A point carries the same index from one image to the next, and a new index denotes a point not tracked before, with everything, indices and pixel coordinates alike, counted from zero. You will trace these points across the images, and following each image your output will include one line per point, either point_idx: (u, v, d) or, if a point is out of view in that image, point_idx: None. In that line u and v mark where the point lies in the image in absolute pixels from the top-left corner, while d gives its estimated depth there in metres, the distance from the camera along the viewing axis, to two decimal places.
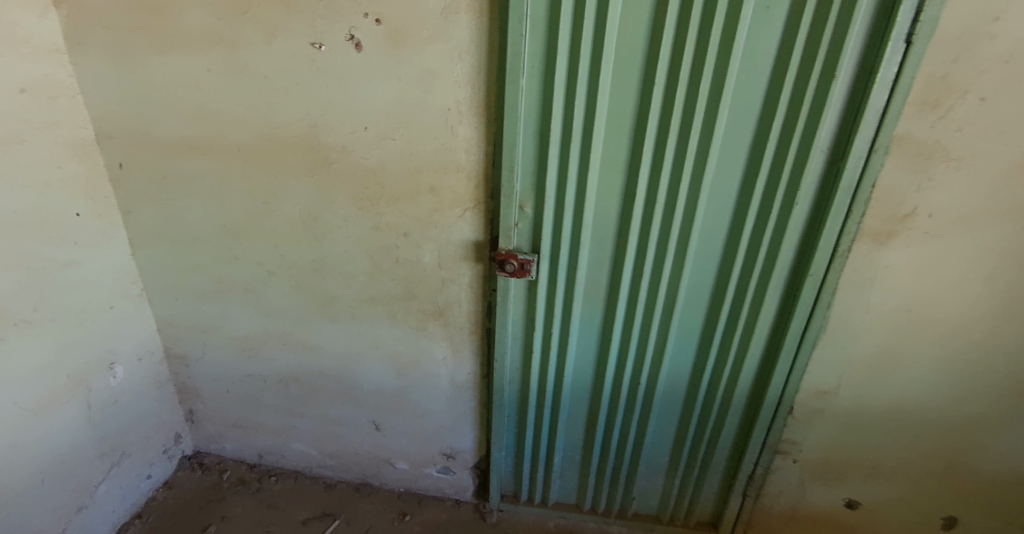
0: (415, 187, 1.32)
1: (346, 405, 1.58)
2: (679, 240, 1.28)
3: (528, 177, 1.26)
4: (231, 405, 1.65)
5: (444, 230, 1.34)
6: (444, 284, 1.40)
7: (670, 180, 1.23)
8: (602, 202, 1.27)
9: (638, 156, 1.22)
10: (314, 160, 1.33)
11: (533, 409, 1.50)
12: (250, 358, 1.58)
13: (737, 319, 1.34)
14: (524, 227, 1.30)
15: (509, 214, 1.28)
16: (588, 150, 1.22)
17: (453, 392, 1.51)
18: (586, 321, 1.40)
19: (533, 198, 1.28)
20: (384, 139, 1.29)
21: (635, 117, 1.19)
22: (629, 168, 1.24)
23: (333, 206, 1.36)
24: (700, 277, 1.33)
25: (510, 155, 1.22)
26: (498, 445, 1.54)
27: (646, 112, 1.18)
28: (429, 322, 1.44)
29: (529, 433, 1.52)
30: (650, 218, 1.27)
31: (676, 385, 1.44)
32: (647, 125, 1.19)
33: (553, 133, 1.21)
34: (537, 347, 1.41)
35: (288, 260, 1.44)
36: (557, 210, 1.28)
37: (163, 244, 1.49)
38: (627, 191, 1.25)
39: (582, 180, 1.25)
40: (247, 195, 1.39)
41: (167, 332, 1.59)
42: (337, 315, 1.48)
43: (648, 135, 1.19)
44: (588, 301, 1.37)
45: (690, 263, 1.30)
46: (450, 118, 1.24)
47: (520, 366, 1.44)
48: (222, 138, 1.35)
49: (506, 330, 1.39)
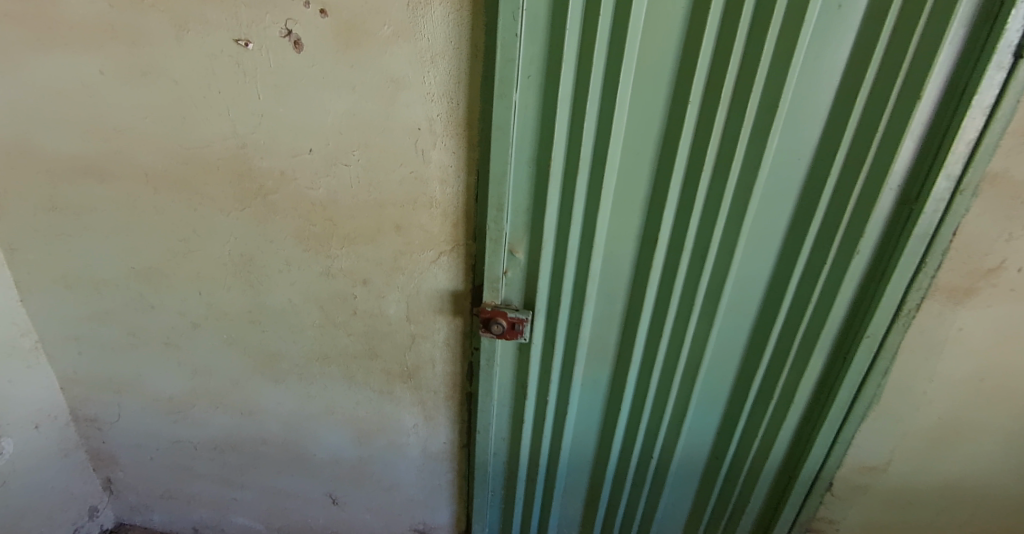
0: (376, 224, 1.03)
1: (297, 476, 1.31)
2: (707, 293, 1.04)
3: (522, 216, 0.98)
4: (158, 474, 1.37)
5: (413, 278, 1.07)
6: (414, 342, 1.13)
7: (699, 222, 0.98)
8: (612, 247, 1.01)
9: (662, 192, 0.96)
10: (245, 190, 1.04)
11: (523, 486, 1.23)
12: (177, 422, 1.29)
13: (772, 385, 1.11)
14: (514, 276, 1.03)
15: (496, 262, 1.00)
16: (598, 184, 0.95)
17: (425, 463, 1.25)
18: (589, 386, 1.14)
19: (526, 242, 1.00)
20: (335, 164, 1.00)
21: (659, 144, 0.94)
22: (649, 207, 0.98)
23: (273, 246, 1.07)
24: (729, 335, 1.09)
25: (499, 190, 0.95)
26: (480, 524, 1.29)
27: (674, 137, 0.92)
28: (396, 384, 1.17)
29: (517, 511, 1.27)
30: (674, 267, 1.01)
31: (695, 458, 1.20)
32: (674, 155, 0.93)
33: (554, 162, 0.93)
34: (529, 418, 1.15)
35: (218, 311, 1.15)
36: (556, 257, 1.01)
37: (58, 289, 1.18)
38: (646, 234, 1.00)
39: (590, 220, 0.98)
40: (162, 232, 1.09)
41: (72, 392, 1.29)
42: (282, 375, 1.20)
43: (676, 166, 0.94)
44: (592, 362, 1.12)
45: (718, 320, 1.06)
46: (420, 139, 0.97)
47: (507, 436, 1.18)
48: (126, 160, 1.05)
49: (490, 399, 1.12)
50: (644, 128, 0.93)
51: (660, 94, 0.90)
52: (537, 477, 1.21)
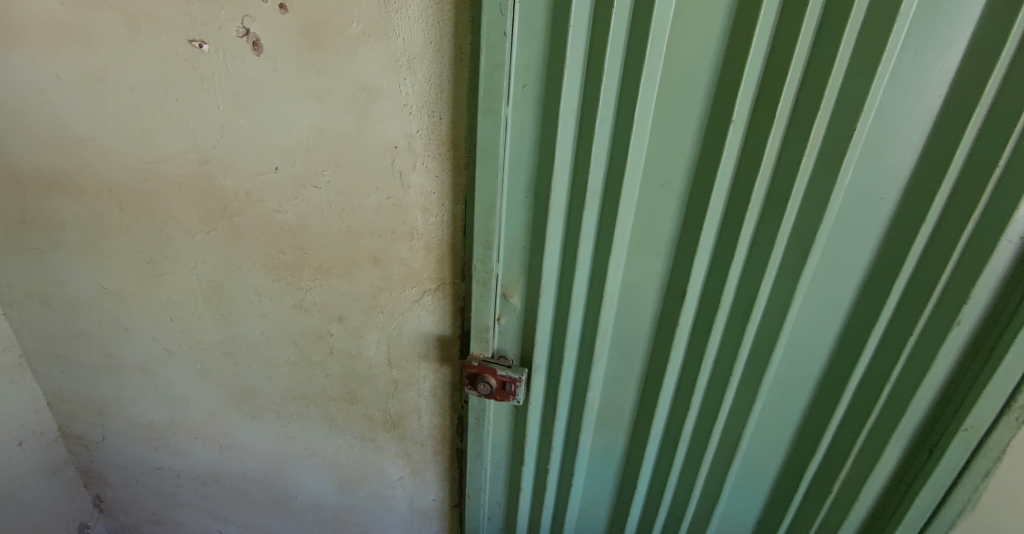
0: (351, 257, 0.89)
1: (280, 515, 1.21)
2: (750, 362, 0.82)
3: (517, 256, 0.81)
4: (144, 498, 1.30)
5: (394, 318, 0.91)
6: (397, 390, 0.97)
7: (741, 275, 0.76)
8: (629, 298, 0.81)
9: (693, 234, 0.75)
10: (210, 210, 0.92)
11: None
12: (159, 449, 1.21)
13: (831, 479, 0.87)
14: (509, 325, 0.85)
15: (485, 310, 0.83)
16: (611, 221, 0.76)
17: (413, 517, 1.12)
18: (599, 457, 0.95)
19: (522, 287, 0.82)
20: (304, 185, 0.86)
21: (691, 174, 0.73)
22: (676, 252, 0.77)
23: (242, 274, 0.95)
24: (776, 413, 0.86)
25: (487, 224, 0.77)
26: None
27: (712, 165, 0.71)
28: (379, 432, 1.03)
29: None
30: (707, 328, 0.80)
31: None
32: (711, 188, 0.72)
33: (555, 193, 0.75)
34: (527, 487, 0.97)
35: (191, 339, 1.04)
36: (559, 307, 0.83)
37: (35, 305, 1.11)
38: (671, 286, 0.79)
39: (600, 265, 0.79)
40: (129, 252, 1.00)
41: (59, 409, 1.23)
42: (259, 412, 1.08)
43: (713, 202, 0.73)
44: (603, 430, 0.92)
45: (762, 397, 0.84)
46: (397, 159, 0.80)
47: (503, 503, 1.01)
48: (89, 174, 0.95)
49: (481, 463, 0.96)
50: (672, 153, 0.72)
51: (694, 110, 0.70)
52: None
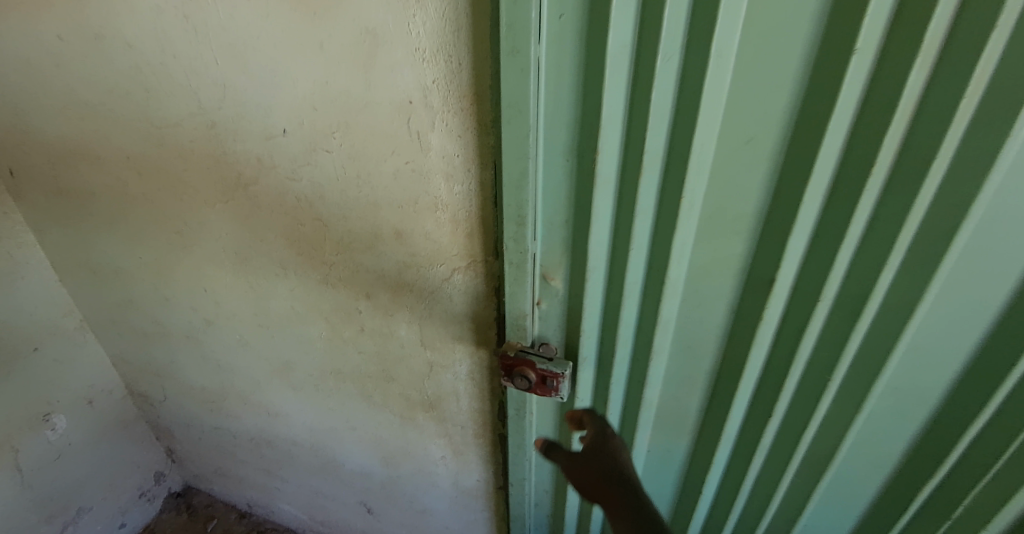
0: (372, 229, 0.78)
1: (330, 481, 1.20)
2: (856, 368, 0.65)
3: (559, 233, 0.66)
4: (209, 454, 1.34)
5: (424, 298, 0.81)
6: (432, 372, 0.88)
7: (854, 261, 0.58)
8: (697, 286, 0.66)
9: (787, 210, 0.57)
10: (224, 179, 0.84)
11: None
12: (214, 412, 1.22)
13: (945, 509, 0.69)
14: (550, 310, 0.73)
15: (521, 295, 0.70)
16: (676, 192, 0.59)
17: (458, 496, 1.06)
18: (658, 456, 0.83)
19: (566, 268, 0.69)
20: (315, 149, 0.74)
21: (789, 131, 0.54)
22: (762, 232, 0.60)
23: (264, 247, 0.88)
24: (882, 424, 0.69)
25: (518, 198, 0.63)
26: None
27: (820, 118, 0.52)
28: (418, 413, 0.95)
29: None
30: (802, 325, 0.63)
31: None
32: (816, 148, 0.53)
33: (603, 157, 0.59)
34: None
35: (227, 311, 1.00)
36: (610, 292, 0.69)
37: (84, 273, 1.10)
38: (753, 273, 0.62)
39: (661, 245, 0.63)
40: (156, 222, 0.95)
41: (124, 369, 1.27)
42: (299, 385, 1.04)
43: (818, 167, 0.54)
44: (662, 429, 0.80)
45: (869, 405, 0.67)
46: (413, 118, 0.67)
47: (550, 490, 0.93)
48: (107, 142, 0.89)
49: (524, 454, 0.86)
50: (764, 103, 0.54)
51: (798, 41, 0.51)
52: None
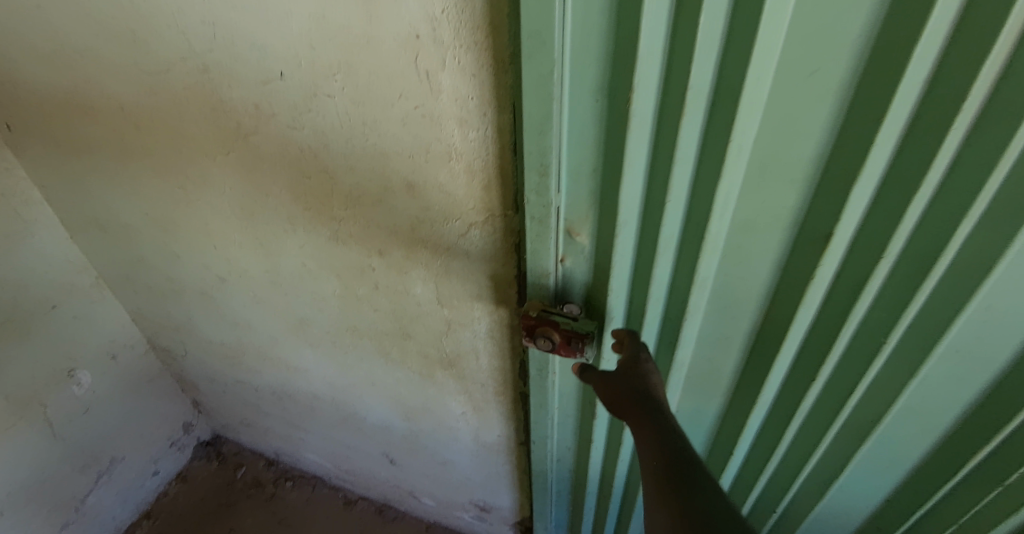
0: (382, 181, 0.72)
1: (352, 433, 1.20)
2: (914, 329, 0.58)
3: (586, 184, 0.60)
4: (234, 406, 1.35)
5: (439, 254, 0.76)
6: (450, 330, 0.84)
7: (926, 212, 0.50)
8: (740, 242, 0.59)
9: (851, 155, 0.50)
10: (223, 129, 0.78)
11: (593, 499, 0.98)
12: (234, 366, 1.21)
13: (996, 478, 0.64)
14: (575, 267, 0.67)
15: (543, 252, 0.65)
16: (723, 136, 0.51)
17: (480, 451, 1.05)
18: (688, 414, 0.80)
19: (593, 223, 0.63)
20: (316, 95, 0.67)
21: (861, 62, 0.46)
22: (818, 181, 0.52)
23: (271, 202, 0.83)
24: (935, 392, 0.62)
25: (541, 145, 0.56)
26: (544, 519, 1.10)
27: (903, 44, 0.43)
28: (437, 370, 0.92)
29: (586, 518, 1.04)
30: (859, 284, 0.56)
31: (839, 525, 0.83)
32: (895, 82, 0.45)
33: (639, 97, 0.51)
34: (600, 439, 0.85)
35: (238, 268, 0.97)
36: (642, 248, 0.63)
37: (93, 230, 1.07)
38: (805, 227, 0.55)
39: (701, 197, 0.56)
40: (159, 177, 0.90)
41: (143, 325, 1.26)
42: (316, 341, 1.02)
43: (895, 105, 0.46)
44: (693, 388, 0.76)
45: (926, 370, 0.60)
46: (421, 56, 0.59)
47: (573, 447, 0.90)
48: (98, 91, 0.83)
49: (547, 413, 0.83)
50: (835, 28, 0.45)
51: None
52: (609, 496, 0.94)
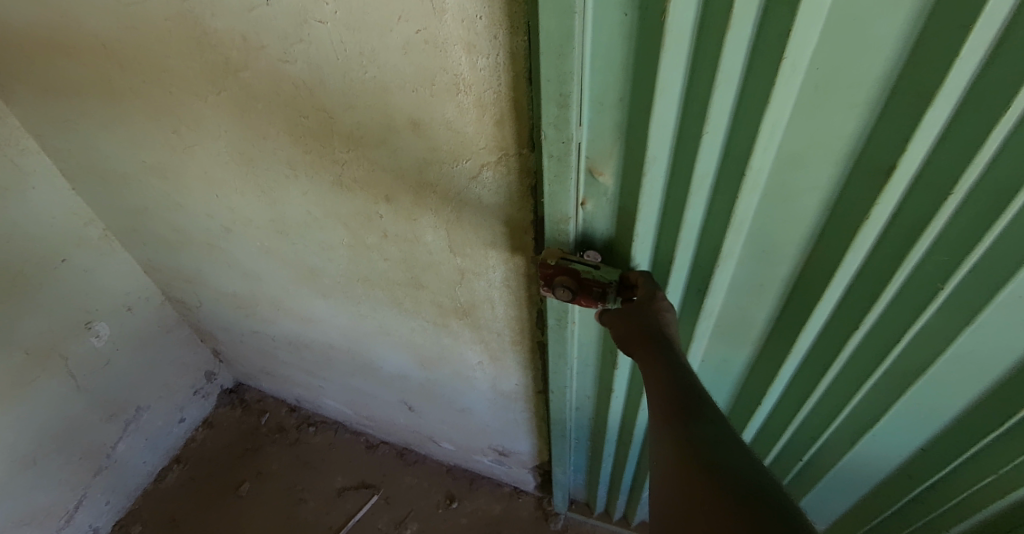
0: (384, 118, 0.66)
1: (369, 381, 1.18)
2: (977, 276, 0.52)
3: (611, 115, 0.53)
4: (251, 355, 1.35)
5: (448, 198, 0.70)
6: (464, 279, 0.80)
7: (1010, 137, 0.43)
8: (785, 177, 0.52)
9: (929, 70, 0.42)
10: (212, 65, 0.71)
11: (613, 445, 0.96)
12: (249, 316, 1.19)
13: None
14: (597, 210, 0.61)
15: (562, 197, 0.59)
16: (775, 52, 0.44)
17: (498, 399, 1.03)
18: (715, 363, 0.76)
19: (617, 160, 0.56)
20: (307, 21, 0.60)
21: None
22: (885, 104, 0.45)
23: (268, 144, 0.77)
24: (988, 339, 0.57)
25: (559, 71, 0.49)
26: (563, 465, 1.10)
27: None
28: (451, 320, 0.89)
29: (605, 463, 1.03)
30: (920, 224, 0.49)
31: (867, 473, 0.80)
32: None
33: (677, 5, 0.43)
34: (620, 389, 0.81)
35: (242, 217, 0.92)
36: (672, 187, 0.56)
37: (94, 179, 1.03)
38: (863, 159, 0.48)
39: (746, 125, 0.49)
40: (151, 121, 0.85)
41: (156, 276, 1.24)
42: (326, 291, 0.98)
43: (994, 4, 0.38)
44: (721, 338, 0.72)
45: (983, 317, 0.54)
46: None
47: (592, 396, 0.88)
48: (76, 28, 0.76)
49: (566, 364, 0.79)
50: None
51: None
52: (629, 442, 0.93)
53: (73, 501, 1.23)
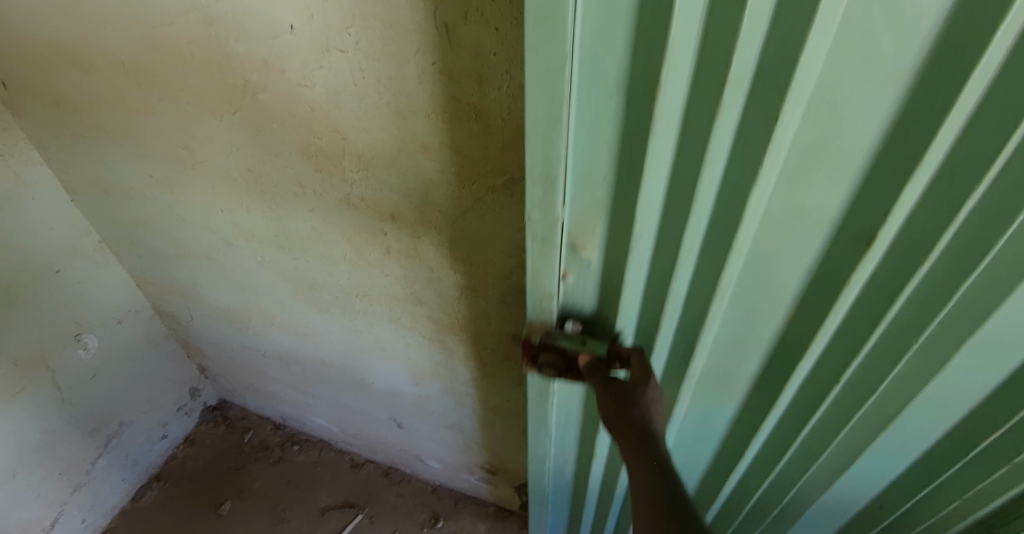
0: (395, 141, 0.70)
1: (360, 397, 1.20)
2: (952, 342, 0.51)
3: (600, 189, 0.52)
4: (239, 371, 1.35)
5: (454, 217, 0.74)
6: (463, 295, 0.84)
7: (978, 206, 0.42)
8: (765, 257, 0.51)
9: (907, 156, 0.41)
10: (230, 86, 0.75)
11: (592, 507, 0.98)
12: (241, 331, 1.20)
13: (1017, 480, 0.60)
14: (583, 282, 0.60)
15: (545, 274, 0.58)
16: (763, 129, 0.42)
17: (489, 415, 1.06)
18: (696, 425, 0.74)
19: (601, 233, 0.55)
20: (328, 50, 0.65)
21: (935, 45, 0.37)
22: (864, 186, 0.44)
23: (280, 162, 0.81)
24: (952, 397, 0.56)
25: (544, 148, 0.48)
26: (543, 524, 1.11)
27: (985, 25, 0.35)
28: (447, 335, 0.92)
29: (584, 523, 1.04)
30: (895, 287, 0.49)
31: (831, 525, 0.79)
32: (972, 68, 0.37)
33: (666, 89, 0.43)
34: (602, 443, 0.81)
35: (246, 232, 0.95)
36: (659, 256, 0.56)
37: (96, 192, 1.05)
38: (848, 229, 0.47)
39: (727, 203, 0.48)
40: (163, 137, 0.88)
41: (148, 289, 1.25)
42: (324, 305, 1.01)
43: (965, 97, 0.38)
44: (702, 400, 0.69)
45: (949, 369, 0.53)
46: (441, 8, 0.56)
47: (571, 460, 0.89)
48: (98, 47, 0.80)
49: (545, 431, 0.82)
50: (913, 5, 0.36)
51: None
52: (607, 506, 0.94)
53: (50, 518, 1.21)
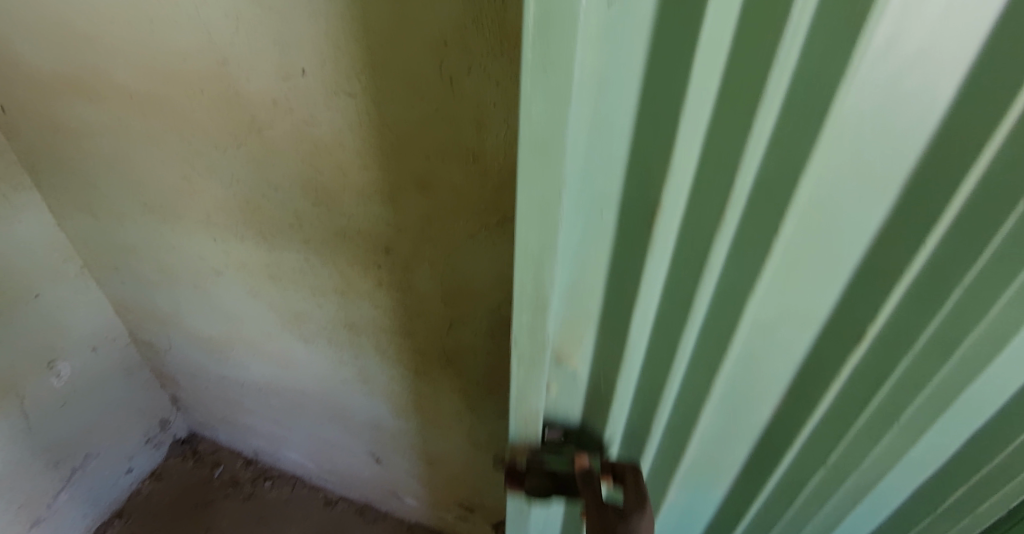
0: (395, 179, 0.74)
1: (339, 430, 1.20)
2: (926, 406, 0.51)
3: (589, 309, 0.45)
4: (215, 402, 1.34)
5: (447, 252, 0.78)
6: (452, 327, 0.87)
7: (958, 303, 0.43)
8: (757, 358, 0.49)
9: (895, 260, 0.42)
10: (235, 121, 0.79)
11: None
12: (221, 361, 1.20)
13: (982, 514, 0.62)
14: (565, 397, 0.52)
15: (532, 394, 0.49)
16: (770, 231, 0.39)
17: (470, 450, 1.07)
18: (679, 515, 0.68)
19: (588, 343, 0.48)
20: (336, 92, 0.69)
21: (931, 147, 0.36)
22: (854, 287, 0.44)
23: (279, 194, 0.84)
24: (923, 457, 0.58)
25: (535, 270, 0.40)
26: None
27: (981, 135, 0.35)
28: (433, 367, 0.94)
29: None
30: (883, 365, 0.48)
31: None
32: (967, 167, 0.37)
33: (666, 213, 0.38)
34: None
35: (237, 261, 0.97)
36: (648, 372, 0.51)
37: (85, 217, 1.06)
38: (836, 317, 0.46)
39: (724, 314, 0.45)
40: (162, 166, 0.90)
41: (126, 316, 1.24)
42: (310, 336, 1.03)
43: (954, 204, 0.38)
44: (689, 491, 0.64)
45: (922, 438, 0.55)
46: (446, 60, 0.61)
47: None
48: (106, 78, 0.83)
49: None
50: (909, 121, 0.35)
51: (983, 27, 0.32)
52: None
53: None
